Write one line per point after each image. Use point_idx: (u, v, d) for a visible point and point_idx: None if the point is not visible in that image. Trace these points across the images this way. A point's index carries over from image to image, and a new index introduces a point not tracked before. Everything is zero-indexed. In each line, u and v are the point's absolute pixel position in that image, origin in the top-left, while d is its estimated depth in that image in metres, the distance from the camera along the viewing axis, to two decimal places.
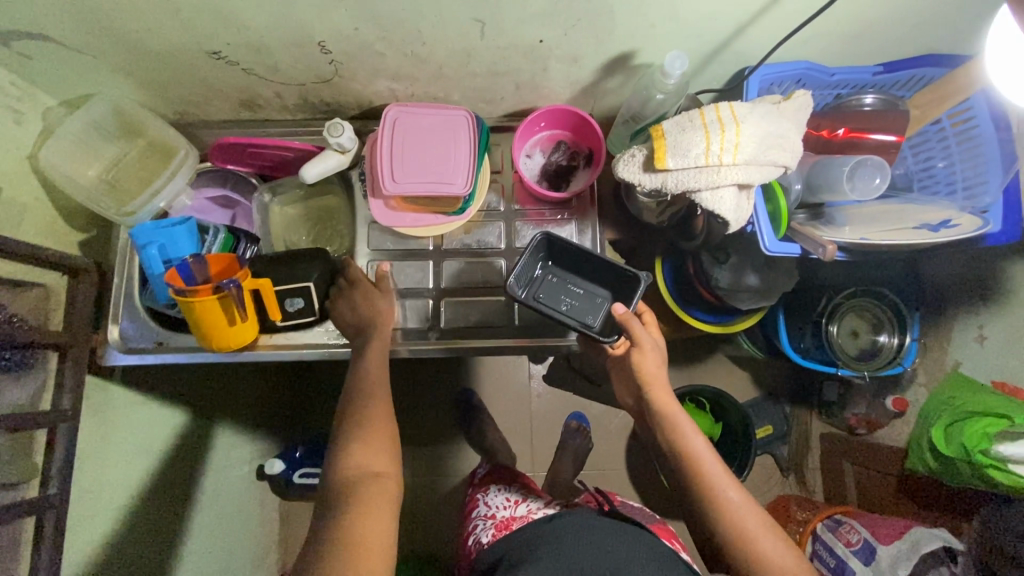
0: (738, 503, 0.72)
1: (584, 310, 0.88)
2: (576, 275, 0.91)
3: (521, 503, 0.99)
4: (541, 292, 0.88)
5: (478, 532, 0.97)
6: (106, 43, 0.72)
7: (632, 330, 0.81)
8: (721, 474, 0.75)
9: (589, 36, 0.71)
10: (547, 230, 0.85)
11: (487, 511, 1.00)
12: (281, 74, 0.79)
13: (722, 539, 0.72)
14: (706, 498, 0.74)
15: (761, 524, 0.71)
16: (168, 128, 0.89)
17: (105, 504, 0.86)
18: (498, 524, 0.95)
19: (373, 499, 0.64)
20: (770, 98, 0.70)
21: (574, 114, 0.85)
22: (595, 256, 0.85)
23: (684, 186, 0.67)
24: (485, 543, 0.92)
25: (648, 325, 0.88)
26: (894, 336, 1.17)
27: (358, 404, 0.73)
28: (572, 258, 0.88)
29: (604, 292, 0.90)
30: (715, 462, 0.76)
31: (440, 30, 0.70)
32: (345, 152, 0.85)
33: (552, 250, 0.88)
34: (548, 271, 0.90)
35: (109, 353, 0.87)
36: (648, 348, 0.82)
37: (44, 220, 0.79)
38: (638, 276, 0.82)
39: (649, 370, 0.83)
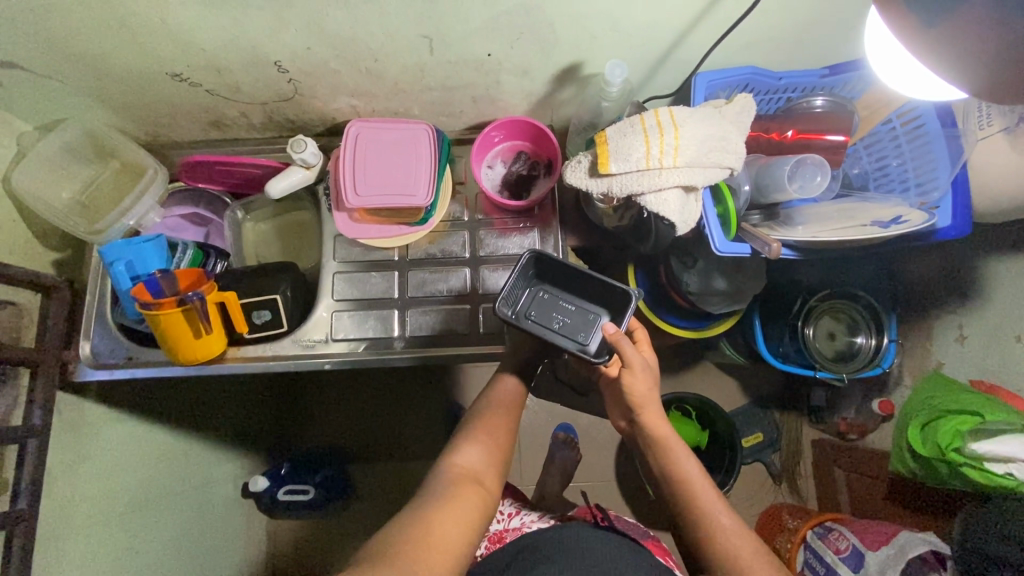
0: (731, 529, 0.72)
1: (579, 328, 0.85)
2: (569, 292, 0.87)
3: (514, 515, 1.00)
4: (533, 311, 0.85)
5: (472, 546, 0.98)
6: (74, 69, 0.75)
7: (623, 351, 0.77)
8: (712, 498, 0.76)
9: (534, 49, 0.74)
10: (534, 249, 0.83)
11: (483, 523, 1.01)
12: (244, 93, 0.82)
13: (714, 566, 0.71)
14: (698, 524, 0.74)
15: (755, 551, 0.70)
16: (140, 149, 0.92)
17: (82, 519, 0.87)
18: (491, 538, 0.96)
19: (468, 492, 0.69)
20: (711, 103, 0.72)
21: (531, 124, 0.88)
22: (586, 273, 0.82)
23: (628, 190, 0.69)
24: (479, 556, 0.94)
25: (640, 342, 0.86)
26: (871, 337, 1.16)
27: (480, 421, 0.80)
28: (562, 274, 0.85)
29: (596, 309, 0.86)
30: (707, 486, 0.77)
31: (390, 47, 0.73)
32: (309, 167, 0.88)
33: (542, 268, 0.86)
34: (539, 289, 0.87)
35: (80, 369, 0.88)
36: (639, 369, 0.78)
37: (18, 240, 0.82)
38: (630, 293, 0.80)
39: (639, 392, 0.81)
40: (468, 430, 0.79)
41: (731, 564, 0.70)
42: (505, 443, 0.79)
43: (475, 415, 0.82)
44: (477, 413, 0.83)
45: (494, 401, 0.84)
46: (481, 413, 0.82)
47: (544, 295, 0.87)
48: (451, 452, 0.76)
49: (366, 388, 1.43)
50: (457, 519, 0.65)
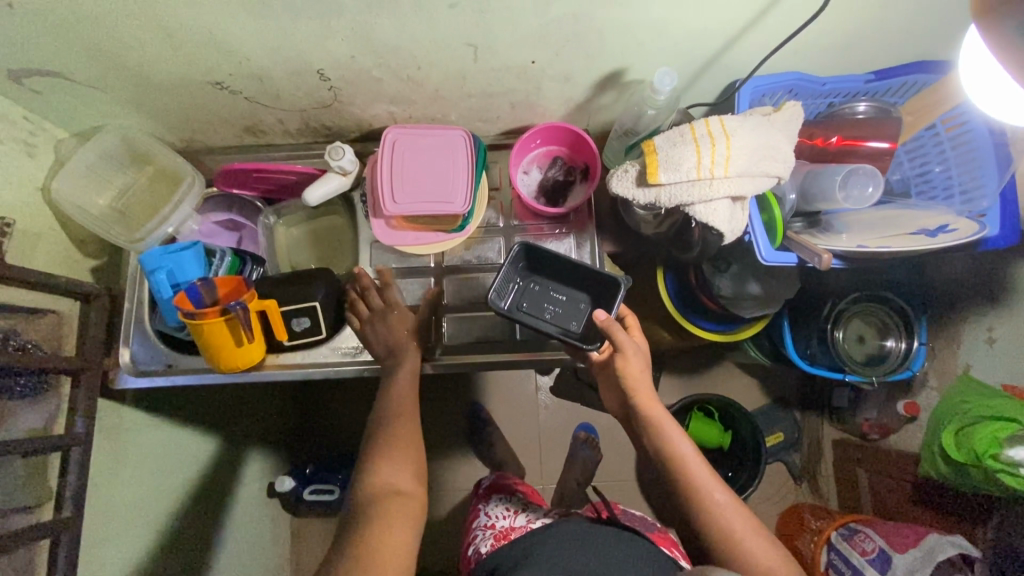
0: (724, 506, 0.70)
1: (569, 317, 0.85)
2: (557, 282, 0.87)
3: (520, 513, 0.98)
4: (525, 302, 0.85)
5: (476, 543, 0.96)
6: (115, 78, 0.75)
7: (616, 337, 0.76)
8: (706, 476, 0.73)
9: (579, 57, 0.73)
10: (527, 240, 0.83)
11: (488, 520, 0.99)
12: (283, 101, 0.81)
13: (708, 543, 0.70)
14: (690, 502, 0.72)
15: (747, 526, 0.69)
16: (175, 155, 0.91)
17: (121, 526, 0.88)
18: (496, 534, 0.94)
19: (396, 513, 0.68)
20: (760, 111, 0.72)
21: (569, 130, 0.87)
22: (575, 263, 0.83)
23: (677, 200, 0.68)
24: (483, 553, 0.92)
25: (631, 329, 0.84)
26: (901, 340, 1.16)
27: (390, 424, 0.77)
28: (552, 265, 0.85)
29: (582, 297, 0.87)
30: (701, 463, 0.74)
31: (434, 55, 0.72)
32: (346, 174, 0.87)
33: (531, 259, 0.85)
34: (528, 280, 0.87)
35: (119, 376, 0.88)
36: (632, 354, 0.77)
37: (58, 249, 0.82)
38: (621, 281, 0.80)
39: (633, 374, 0.78)
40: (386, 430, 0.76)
41: (725, 540, 0.69)
42: (418, 442, 0.77)
43: (385, 412, 0.79)
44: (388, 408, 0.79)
45: (396, 395, 0.80)
46: (393, 407, 0.79)
47: (535, 286, 0.87)
48: (368, 465, 0.73)
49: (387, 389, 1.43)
50: (387, 552, 0.64)
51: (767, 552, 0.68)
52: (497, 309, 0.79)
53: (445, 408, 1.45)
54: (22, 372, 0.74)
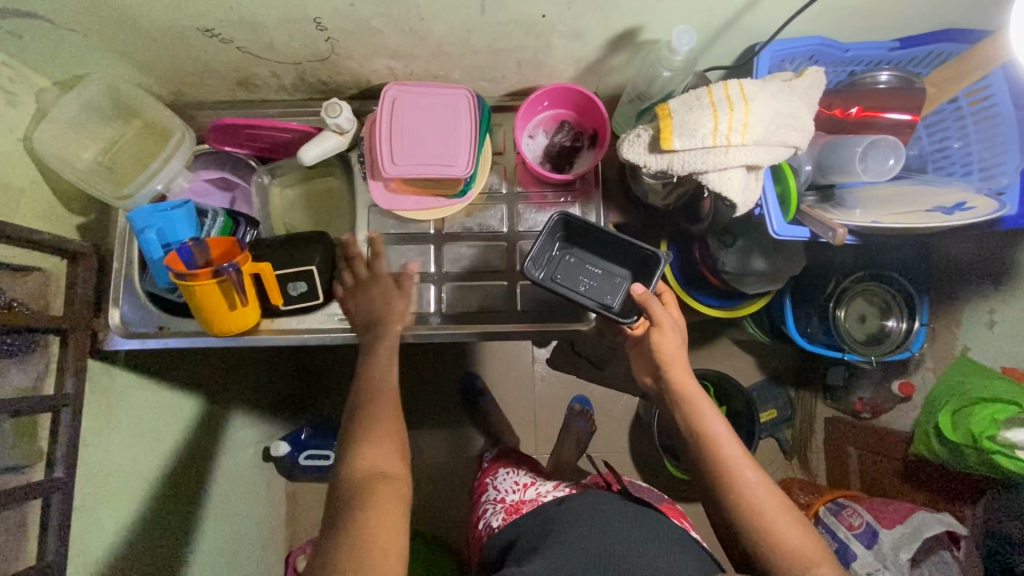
0: (758, 487, 0.69)
1: (605, 292, 0.84)
2: (595, 255, 0.85)
3: (530, 486, 0.96)
4: (559, 274, 0.84)
5: (487, 517, 0.95)
6: (98, 22, 0.70)
7: (652, 311, 0.76)
8: (738, 456, 0.71)
9: (593, 12, 0.69)
10: (564, 210, 0.81)
11: (497, 494, 0.97)
12: (277, 52, 0.77)
13: (738, 525, 0.69)
14: (721, 482, 0.70)
15: (780, 507, 0.68)
16: (164, 108, 0.87)
17: (116, 488, 0.87)
18: (506, 507, 0.93)
19: (383, 497, 0.62)
20: (781, 76, 0.68)
21: (578, 92, 0.83)
22: (615, 236, 0.82)
23: (690, 167, 0.65)
24: (495, 527, 0.90)
25: (668, 304, 0.82)
26: (903, 320, 1.15)
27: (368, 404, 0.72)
28: (591, 236, 0.83)
29: (620, 273, 0.85)
30: (733, 441, 0.73)
31: (439, 6, 0.68)
32: (343, 133, 0.84)
33: (569, 229, 0.84)
34: (565, 252, 0.85)
35: (110, 337, 0.85)
36: (669, 329, 0.76)
37: (42, 204, 0.78)
38: (660, 255, 0.79)
39: (669, 351, 0.77)
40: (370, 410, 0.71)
41: (758, 522, 0.67)
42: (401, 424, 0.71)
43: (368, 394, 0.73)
44: (370, 389, 0.74)
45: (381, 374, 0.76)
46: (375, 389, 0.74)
47: (571, 258, 0.85)
48: (351, 449, 0.67)
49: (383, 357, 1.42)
50: (387, 532, 0.59)
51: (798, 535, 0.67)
52: (533, 276, 0.78)
53: (440, 375, 1.45)
54: (6, 331, 0.71)
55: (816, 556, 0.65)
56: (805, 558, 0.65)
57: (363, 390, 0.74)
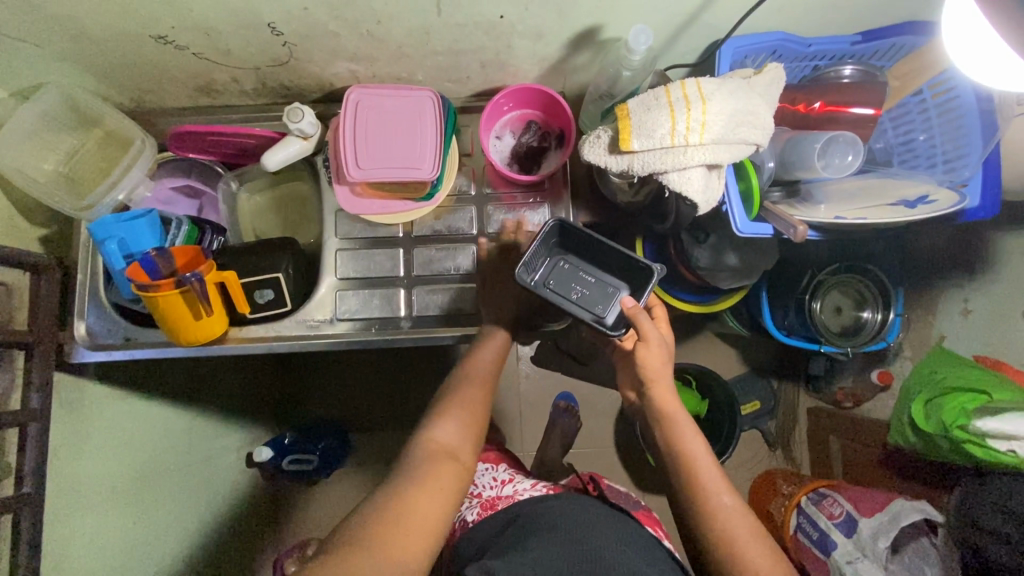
0: (731, 511, 0.69)
1: (597, 301, 0.82)
2: (588, 263, 0.84)
3: (508, 483, 0.96)
4: (552, 279, 0.82)
5: (463, 511, 0.94)
6: (47, 31, 0.69)
7: (640, 325, 0.75)
8: (714, 478, 0.72)
9: (551, 11, 0.68)
10: (560, 217, 0.80)
11: (474, 489, 0.97)
12: (234, 58, 0.76)
13: (710, 549, 0.69)
14: (697, 504, 0.71)
15: (752, 534, 0.68)
16: (124, 117, 0.86)
17: (94, 497, 0.87)
18: (482, 503, 0.92)
19: (441, 474, 0.65)
20: (740, 73, 0.68)
21: (543, 92, 0.82)
22: (613, 246, 0.80)
23: (650, 168, 0.65)
24: (469, 522, 0.90)
25: (658, 319, 0.83)
26: (878, 311, 1.16)
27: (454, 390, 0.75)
28: (587, 245, 0.82)
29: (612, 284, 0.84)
30: (711, 464, 0.73)
31: (394, 8, 0.67)
32: (307, 137, 0.83)
33: (566, 237, 0.83)
34: (558, 258, 0.84)
35: (77, 350, 0.85)
36: (654, 343, 0.75)
37: (1, 217, 0.78)
38: (654, 269, 0.78)
39: (653, 367, 0.77)
40: (454, 392, 0.74)
41: (728, 546, 0.67)
42: (486, 412, 0.74)
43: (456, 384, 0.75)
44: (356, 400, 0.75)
45: (481, 358, 0.78)
46: (469, 373, 0.76)
47: (565, 265, 0.84)
48: (428, 423, 0.71)
49: (368, 360, 1.41)
50: (422, 511, 0.61)
51: (769, 563, 0.66)
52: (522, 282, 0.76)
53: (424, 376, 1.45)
54: None
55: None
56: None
57: (457, 376, 0.76)
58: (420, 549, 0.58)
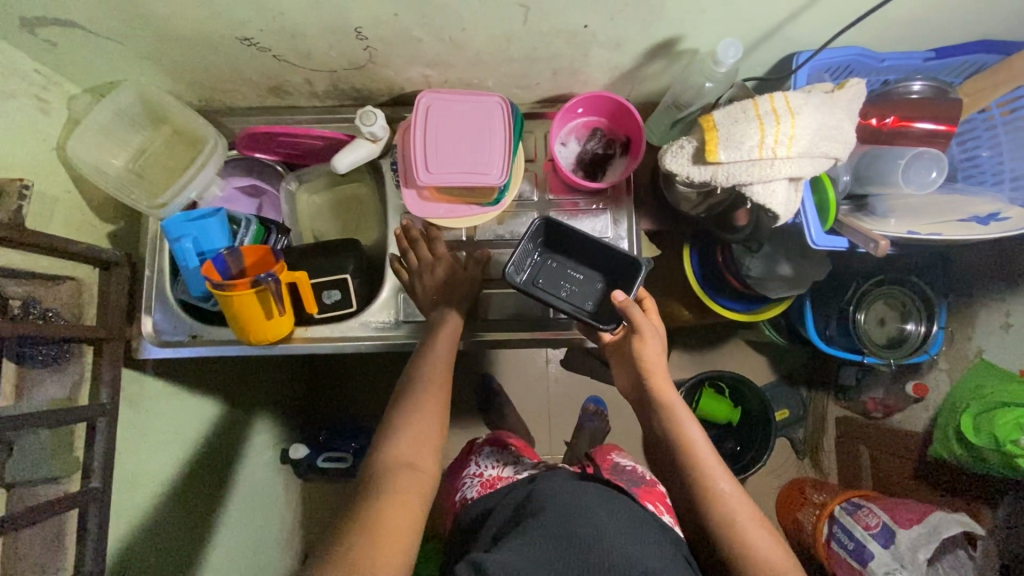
0: (732, 496, 0.67)
1: (585, 297, 0.85)
2: (575, 260, 0.87)
3: (511, 464, 0.90)
4: (541, 279, 0.85)
5: (463, 490, 0.90)
6: (136, 32, 0.69)
7: (632, 318, 0.73)
8: (714, 465, 0.69)
9: (636, 21, 0.69)
10: (545, 215, 0.82)
11: (476, 468, 0.92)
12: (314, 60, 0.76)
13: (712, 535, 0.66)
14: (698, 491, 0.68)
15: (753, 518, 0.65)
16: (195, 115, 0.85)
17: (150, 493, 0.87)
18: (483, 481, 0.88)
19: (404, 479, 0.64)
20: (822, 87, 0.68)
21: (613, 100, 0.83)
22: (596, 244, 0.82)
23: (735, 179, 0.66)
24: (469, 500, 0.86)
25: (649, 312, 0.79)
26: (922, 324, 1.16)
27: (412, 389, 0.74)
28: (572, 242, 0.84)
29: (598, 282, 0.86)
30: (710, 451, 0.70)
31: (482, 15, 0.67)
32: (377, 140, 0.84)
33: (552, 235, 0.85)
34: (546, 257, 0.86)
35: (143, 346, 0.84)
36: (649, 336, 0.73)
37: (74, 213, 0.78)
38: (641, 261, 0.78)
39: (649, 360, 0.74)
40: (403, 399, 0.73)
41: (731, 532, 0.65)
42: (443, 407, 0.73)
43: (410, 393, 0.74)
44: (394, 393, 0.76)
45: (427, 362, 0.76)
46: (420, 380, 0.74)
47: (553, 263, 0.87)
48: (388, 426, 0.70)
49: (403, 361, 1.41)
50: (391, 520, 0.60)
51: (773, 547, 0.64)
52: (512, 281, 0.78)
53: (457, 377, 1.46)
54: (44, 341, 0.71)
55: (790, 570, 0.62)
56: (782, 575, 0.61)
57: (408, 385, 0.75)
58: (396, 561, 0.57)
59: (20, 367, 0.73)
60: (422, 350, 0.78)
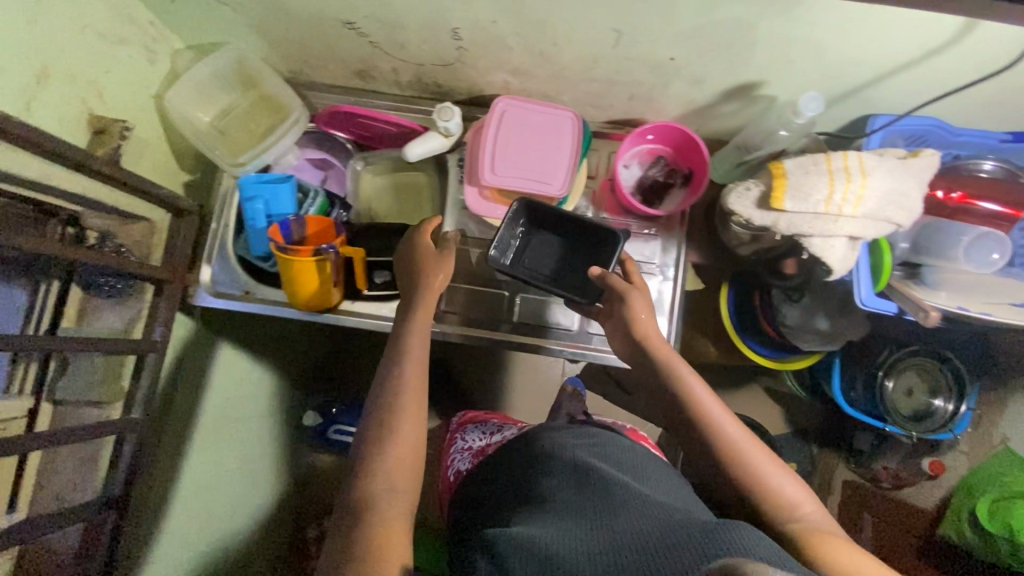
0: (739, 439, 0.65)
1: (572, 273, 0.85)
2: (561, 237, 0.87)
3: (499, 430, 0.88)
4: (528, 258, 0.86)
5: (457, 465, 0.87)
6: (251, 3, 0.74)
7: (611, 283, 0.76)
8: (718, 410, 0.67)
9: (722, 60, 0.71)
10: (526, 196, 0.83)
11: (465, 443, 0.89)
12: (406, 52, 0.80)
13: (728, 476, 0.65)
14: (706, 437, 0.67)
15: (773, 463, 0.64)
16: (284, 87, 0.89)
17: (179, 435, 0.91)
18: (474, 451, 0.85)
19: (404, 455, 0.61)
20: (894, 153, 0.69)
21: (682, 132, 0.84)
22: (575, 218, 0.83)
23: (795, 229, 0.67)
24: (464, 473, 0.82)
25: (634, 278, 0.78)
26: (950, 402, 1.16)
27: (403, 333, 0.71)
28: (555, 220, 0.85)
29: (577, 254, 0.86)
30: (711, 397, 0.68)
31: (577, 34, 0.70)
32: (449, 136, 0.87)
33: (537, 216, 0.86)
34: (532, 236, 0.87)
35: (198, 293, 0.88)
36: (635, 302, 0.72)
37: (159, 158, 0.83)
38: (618, 234, 0.80)
39: (643, 321, 0.72)
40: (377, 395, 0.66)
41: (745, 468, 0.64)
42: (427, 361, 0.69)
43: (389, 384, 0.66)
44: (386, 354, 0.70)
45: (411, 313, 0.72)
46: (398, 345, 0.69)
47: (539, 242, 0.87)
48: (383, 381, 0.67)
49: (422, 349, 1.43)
50: (397, 513, 0.57)
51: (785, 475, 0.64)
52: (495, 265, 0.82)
53: (473, 375, 1.47)
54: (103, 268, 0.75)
55: (806, 501, 0.62)
56: (811, 527, 0.60)
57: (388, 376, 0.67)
58: (402, 552, 0.55)
59: (89, 294, 0.80)
60: (400, 327, 0.72)
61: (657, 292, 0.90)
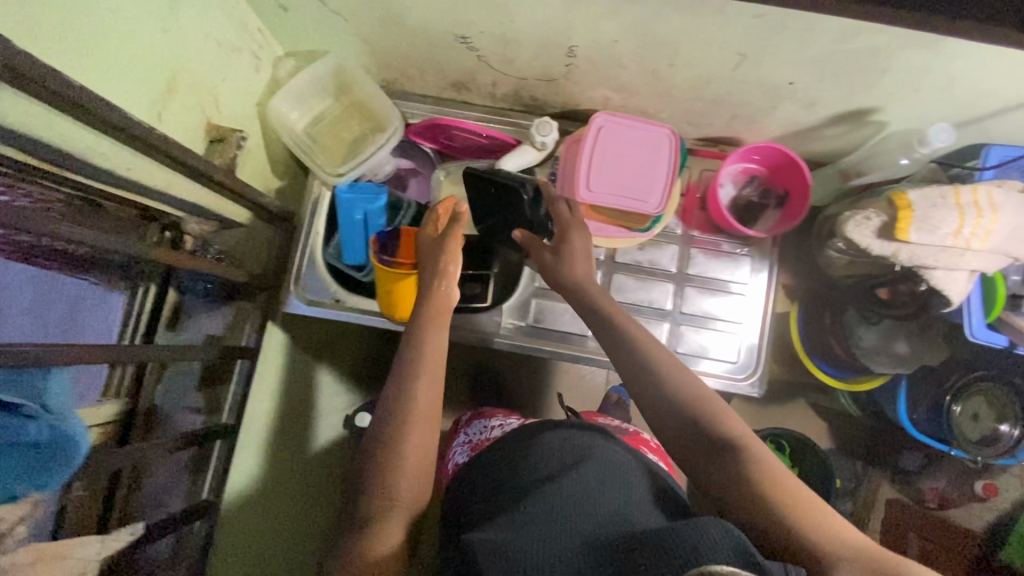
0: (744, 443, 0.56)
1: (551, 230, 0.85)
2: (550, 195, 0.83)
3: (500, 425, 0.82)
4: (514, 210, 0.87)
5: (456, 458, 0.83)
6: (366, 14, 0.73)
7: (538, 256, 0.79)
8: (726, 414, 0.59)
9: (843, 86, 0.70)
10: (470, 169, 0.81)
11: (469, 436, 0.85)
12: (513, 65, 0.79)
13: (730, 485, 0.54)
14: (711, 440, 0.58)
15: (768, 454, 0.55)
16: (381, 97, 0.88)
17: (259, 441, 0.92)
18: (472, 444, 0.81)
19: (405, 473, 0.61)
20: (1018, 185, 0.68)
21: (784, 153, 0.83)
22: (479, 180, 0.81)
23: (917, 260, 0.67)
24: (460, 464, 0.79)
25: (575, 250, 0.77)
26: (1017, 428, 1.15)
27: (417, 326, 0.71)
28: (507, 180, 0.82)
29: (497, 215, 0.84)
30: (720, 402, 0.61)
31: (699, 57, 0.69)
32: (543, 150, 0.88)
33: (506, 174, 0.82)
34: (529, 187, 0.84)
35: (290, 301, 0.89)
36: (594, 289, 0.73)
37: (259, 166, 0.83)
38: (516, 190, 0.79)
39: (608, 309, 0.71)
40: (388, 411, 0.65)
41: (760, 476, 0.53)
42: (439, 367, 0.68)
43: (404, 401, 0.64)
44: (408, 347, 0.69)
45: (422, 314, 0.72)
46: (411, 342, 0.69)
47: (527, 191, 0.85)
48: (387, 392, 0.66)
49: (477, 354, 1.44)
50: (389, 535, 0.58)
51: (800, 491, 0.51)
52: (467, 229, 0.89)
53: None
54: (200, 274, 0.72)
55: (821, 520, 0.49)
56: (799, 500, 0.51)
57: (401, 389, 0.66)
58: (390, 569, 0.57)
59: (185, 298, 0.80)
60: (412, 332, 0.70)
61: (747, 310, 0.89)
